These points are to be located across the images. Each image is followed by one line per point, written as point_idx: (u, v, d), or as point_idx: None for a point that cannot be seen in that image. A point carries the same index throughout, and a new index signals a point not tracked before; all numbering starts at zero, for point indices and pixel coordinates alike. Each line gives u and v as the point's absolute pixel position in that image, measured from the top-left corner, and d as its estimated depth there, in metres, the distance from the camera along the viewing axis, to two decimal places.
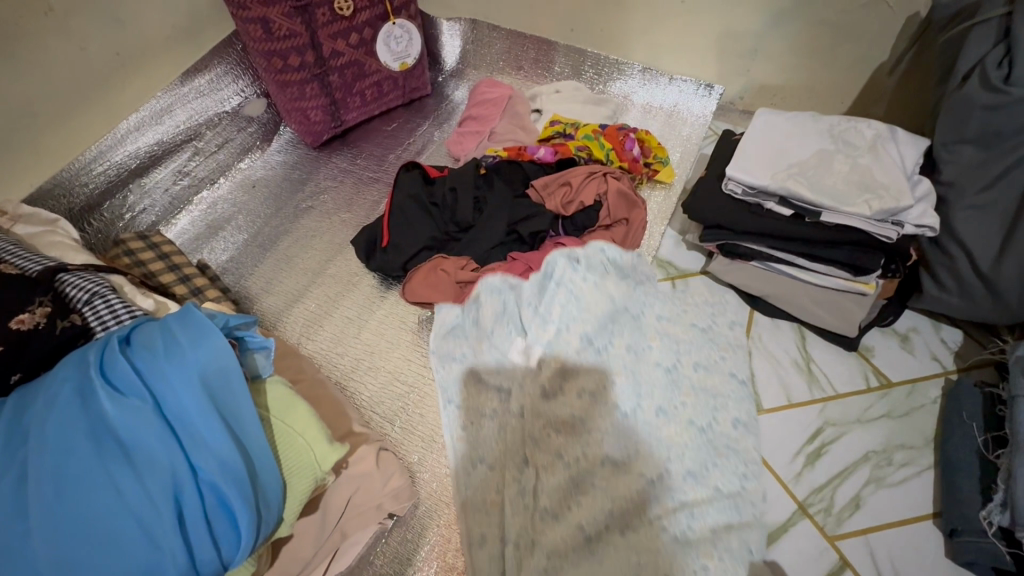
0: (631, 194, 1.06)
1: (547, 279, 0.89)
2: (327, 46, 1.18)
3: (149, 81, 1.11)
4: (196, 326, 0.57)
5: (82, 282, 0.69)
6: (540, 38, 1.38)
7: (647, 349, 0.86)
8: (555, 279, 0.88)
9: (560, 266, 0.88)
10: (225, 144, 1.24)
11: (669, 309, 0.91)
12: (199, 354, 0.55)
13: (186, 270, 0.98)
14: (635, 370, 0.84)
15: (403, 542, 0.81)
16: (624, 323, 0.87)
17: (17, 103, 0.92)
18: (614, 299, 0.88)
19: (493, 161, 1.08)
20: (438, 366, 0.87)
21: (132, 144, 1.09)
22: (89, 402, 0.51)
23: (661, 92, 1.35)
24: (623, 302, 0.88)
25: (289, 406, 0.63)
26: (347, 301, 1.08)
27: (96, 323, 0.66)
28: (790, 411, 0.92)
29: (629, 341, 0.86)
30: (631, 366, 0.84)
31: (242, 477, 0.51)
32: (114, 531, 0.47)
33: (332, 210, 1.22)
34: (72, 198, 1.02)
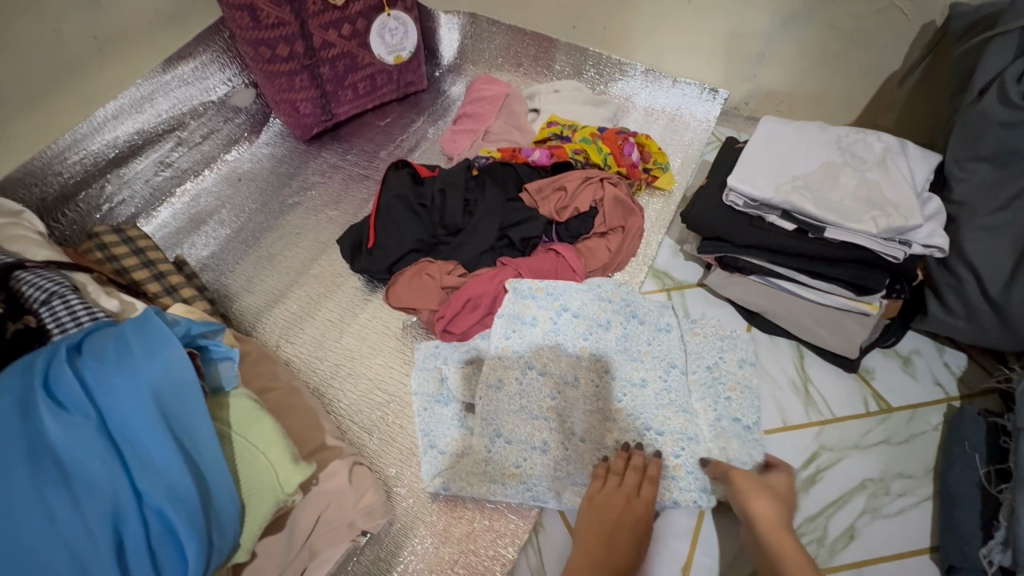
0: (628, 201, 1.02)
1: (534, 321, 0.89)
2: (317, 35, 1.13)
3: (129, 67, 1.06)
4: (149, 335, 0.53)
5: (40, 280, 0.66)
6: (540, 34, 1.33)
7: (640, 388, 0.86)
8: (540, 323, 0.89)
9: (526, 306, 0.90)
10: (210, 134, 1.19)
11: (648, 342, 0.90)
12: (150, 367, 0.51)
13: (162, 267, 0.94)
14: (628, 407, 0.85)
15: (376, 560, 0.78)
16: (615, 357, 0.88)
17: None
18: (588, 342, 0.89)
19: (486, 161, 1.04)
20: (422, 409, 0.87)
21: (110, 133, 1.04)
22: (28, 418, 0.48)
23: (664, 94, 1.31)
24: (597, 345, 0.89)
25: (252, 421, 0.59)
26: (330, 303, 1.04)
27: (51, 325, 0.63)
28: (785, 433, 0.88)
29: (626, 380, 0.87)
30: (625, 403, 0.85)
31: (193, 495, 0.48)
32: (48, 560, 0.44)
33: (319, 206, 1.19)
34: (45, 187, 0.98)
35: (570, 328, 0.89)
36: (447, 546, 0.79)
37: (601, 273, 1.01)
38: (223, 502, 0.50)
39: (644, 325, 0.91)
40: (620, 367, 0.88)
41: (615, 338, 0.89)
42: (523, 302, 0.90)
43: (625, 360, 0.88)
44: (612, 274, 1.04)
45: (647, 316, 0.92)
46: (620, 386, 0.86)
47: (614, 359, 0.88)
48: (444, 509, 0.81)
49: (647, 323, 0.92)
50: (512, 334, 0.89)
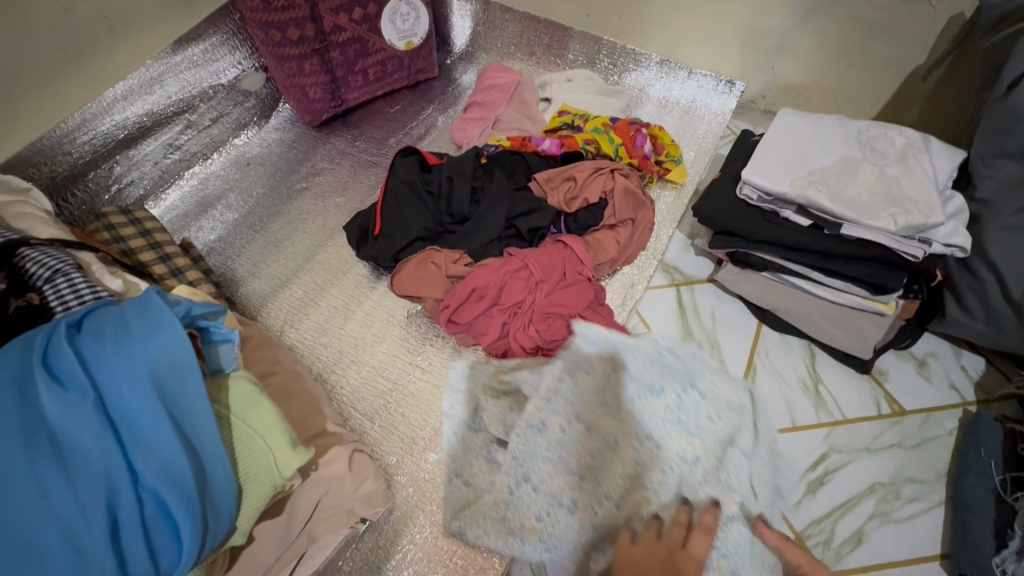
0: (639, 193, 1.00)
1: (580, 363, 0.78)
2: (327, 19, 1.12)
3: (140, 48, 1.06)
4: (149, 316, 0.53)
5: (44, 258, 0.66)
6: (554, 22, 1.31)
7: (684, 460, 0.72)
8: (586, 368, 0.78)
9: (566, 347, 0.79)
10: (219, 118, 1.19)
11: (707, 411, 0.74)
12: (150, 347, 0.51)
13: (168, 249, 0.94)
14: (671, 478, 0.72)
15: (374, 548, 0.77)
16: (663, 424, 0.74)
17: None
18: (636, 397, 0.75)
19: (494, 150, 1.02)
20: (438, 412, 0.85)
21: (120, 114, 1.04)
22: (26, 395, 0.47)
23: (679, 86, 1.28)
24: (647, 402, 0.75)
25: (251, 405, 0.58)
26: (335, 290, 1.03)
27: (54, 302, 0.62)
28: (794, 434, 0.87)
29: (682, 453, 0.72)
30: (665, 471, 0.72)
31: (189, 479, 0.47)
32: (42, 538, 0.43)
33: (327, 192, 1.18)
34: (55, 166, 0.98)
35: (620, 377, 0.77)
36: (446, 536, 0.78)
37: (610, 266, 0.99)
38: (219, 489, 0.50)
39: (710, 392, 0.75)
40: (671, 431, 0.74)
41: (673, 398, 0.75)
42: (574, 340, 0.79)
43: (677, 426, 0.74)
44: (621, 268, 1.02)
45: (717, 381, 0.76)
46: (665, 461, 0.72)
47: (665, 421, 0.74)
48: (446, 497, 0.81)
49: (709, 387, 0.75)
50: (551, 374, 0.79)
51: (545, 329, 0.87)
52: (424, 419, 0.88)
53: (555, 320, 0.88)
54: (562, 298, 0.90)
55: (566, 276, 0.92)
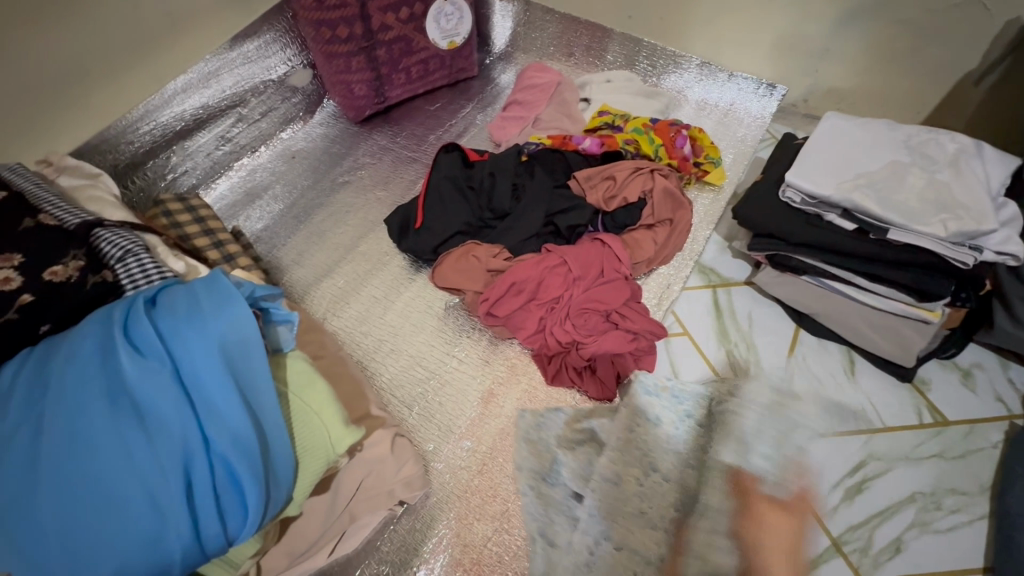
0: (678, 194, 1.01)
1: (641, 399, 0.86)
2: (376, 18, 1.15)
3: (200, 44, 1.11)
4: (219, 294, 0.56)
5: (116, 238, 0.69)
6: (594, 24, 1.32)
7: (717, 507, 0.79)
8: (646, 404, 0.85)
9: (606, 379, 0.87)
10: (268, 113, 1.23)
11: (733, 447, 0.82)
12: (221, 323, 0.54)
13: (221, 235, 0.98)
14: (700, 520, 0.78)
15: (412, 531, 0.79)
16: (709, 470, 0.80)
17: (69, 56, 0.93)
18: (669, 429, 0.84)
19: (535, 148, 1.04)
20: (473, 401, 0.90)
21: (178, 107, 1.09)
22: (110, 362, 0.51)
23: (718, 89, 1.28)
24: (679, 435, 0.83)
25: (306, 384, 0.61)
26: (376, 280, 1.06)
27: (125, 280, 0.65)
28: (830, 440, 0.86)
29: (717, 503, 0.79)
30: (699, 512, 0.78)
31: (254, 449, 0.50)
32: (120, 496, 0.46)
33: (368, 186, 1.21)
34: (118, 155, 1.03)
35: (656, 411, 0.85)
36: (481, 523, 0.80)
37: (646, 266, 1.00)
38: (280, 458, 0.53)
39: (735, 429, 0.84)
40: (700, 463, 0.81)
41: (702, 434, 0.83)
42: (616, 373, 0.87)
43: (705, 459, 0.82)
44: (657, 268, 1.02)
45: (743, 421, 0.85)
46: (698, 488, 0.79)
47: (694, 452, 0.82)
48: (481, 485, 0.83)
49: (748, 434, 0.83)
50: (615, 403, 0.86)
51: (582, 325, 0.90)
52: (460, 408, 0.90)
53: (592, 317, 0.90)
54: (600, 295, 0.91)
55: (603, 274, 0.93)
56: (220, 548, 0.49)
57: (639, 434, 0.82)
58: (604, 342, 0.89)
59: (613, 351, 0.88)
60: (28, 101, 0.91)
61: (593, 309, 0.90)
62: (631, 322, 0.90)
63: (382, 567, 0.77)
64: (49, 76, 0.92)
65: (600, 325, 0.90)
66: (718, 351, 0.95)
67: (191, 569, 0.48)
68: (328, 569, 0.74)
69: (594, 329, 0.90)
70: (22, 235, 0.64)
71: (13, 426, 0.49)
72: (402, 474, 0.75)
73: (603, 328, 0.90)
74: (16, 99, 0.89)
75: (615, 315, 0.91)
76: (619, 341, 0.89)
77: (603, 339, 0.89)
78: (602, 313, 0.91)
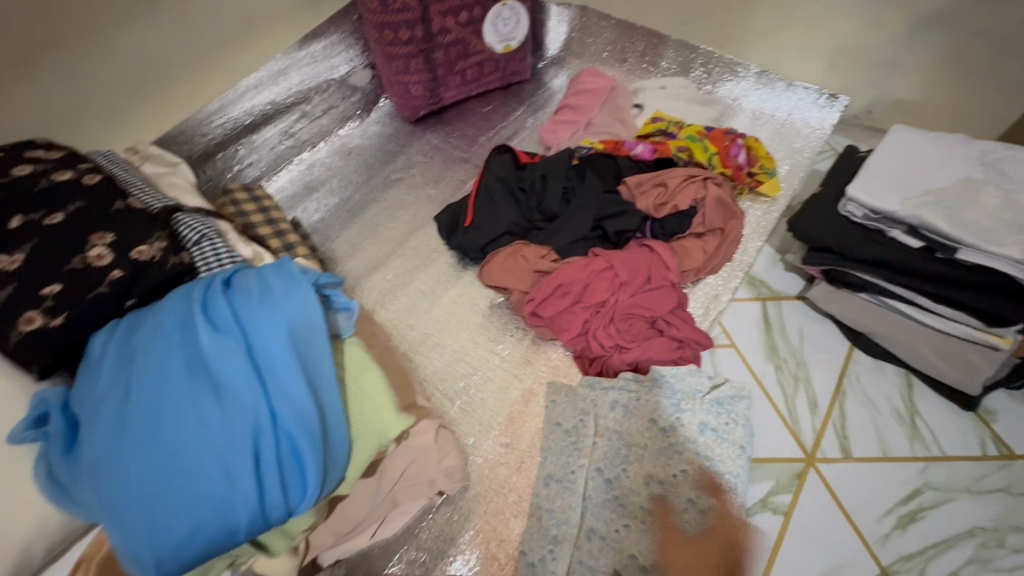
0: (731, 204, 0.99)
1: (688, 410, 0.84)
2: (437, 22, 1.18)
3: (273, 43, 1.17)
4: (288, 279, 0.59)
5: (194, 224, 0.75)
6: (650, 30, 1.32)
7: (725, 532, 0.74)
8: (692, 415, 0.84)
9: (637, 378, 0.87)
10: (329, 110, 1.28)
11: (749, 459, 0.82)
12: (290, 305, 0.57)
13: (282, 225, 1.03)
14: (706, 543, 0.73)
15: (450, 521, 0.81)
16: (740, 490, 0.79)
17: (157, 52, 1.01)
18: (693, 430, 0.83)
19: (587, 152, 1.04)
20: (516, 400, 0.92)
21: (249, 102, 1.15)
22: (190, 336, 0.55)
23: (775, 99, 1.25)
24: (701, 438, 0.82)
25: (362, 370, 0.63)
26: (424, 275, 1.09)
27: (199, 264, 0.71)
28: (883, 465, 0.83)
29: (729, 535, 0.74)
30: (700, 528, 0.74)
31: (315, 425, 0.53)
32: (194, 460, 0.50)
33: (419, 184, 1.25)
34: (193, 145, 1.10)
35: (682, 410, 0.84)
36: (517, 519, 0.81)
37: (694, 275, 0.98)
38: (337, 437, 0.56)
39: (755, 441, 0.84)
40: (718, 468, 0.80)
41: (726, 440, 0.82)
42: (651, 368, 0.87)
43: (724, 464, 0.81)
44: (705, 278, 1.01)
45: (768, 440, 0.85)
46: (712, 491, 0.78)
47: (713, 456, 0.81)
48: (519, 482, 0.84)
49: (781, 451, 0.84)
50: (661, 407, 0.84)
51: (627, 330, 0.90)
52: (501, 405, 0.92)
53: (637, 322, 0.90)
54: (646, 302, 0.91)
55: (651, 281, 0.93)
56: (280, 517, 0.52)
57: (682, 443, 0.81)
58: (648, 348, 0.89)
59: (656, 358, 0.89)
60: (118, 92, 0.98)
61: (638, 315, 0.91)
62: (675, 330, 0.90)
63: (420, 554, 0.79)
64: (140, 70, 1.00)
65: (644, 331, 0.90)
66: (766, 365, 0.93)
67: (253, 536, 0.51)
68: (369, 551, 0.77)
69: (638, 334, 0.90)
70: (110, 215, 0.68)
71: (103, 389, 0.53)
72: (446, 465, 0.77)
73: (646, 334, 0.90)
74: (109, 89, 0.97)
75: (660, 322, 0.91)
76: (662, 347, 0.89)
77: (646, 344, 0.89)
78: (647, 319, 0.91)
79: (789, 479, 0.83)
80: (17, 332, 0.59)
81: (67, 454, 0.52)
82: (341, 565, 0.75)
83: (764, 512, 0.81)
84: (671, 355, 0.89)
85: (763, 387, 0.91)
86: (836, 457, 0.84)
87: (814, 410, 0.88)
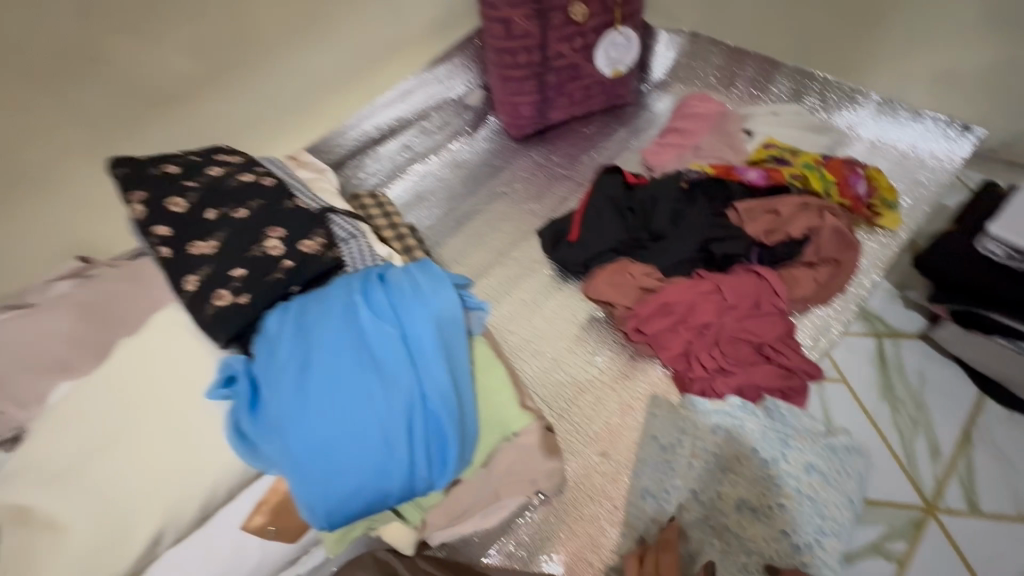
0: (848, 234, 0.97)
1: (794, 446, 0.84)
2: (554, 47, 1.26)
3: (405, 66, 1.28)
4: (436, 277, 0.67)
5: (343, 225, 0.85)
6: (764, 56, 1.31)
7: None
8: (798, 453, 0.83)
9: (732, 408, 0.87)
10: (444, 126, 1.38)
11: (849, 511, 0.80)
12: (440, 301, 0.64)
13: (402, 229, 1.13)
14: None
15: (546, 521, 0.85)
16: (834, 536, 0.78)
17: (314, 74, 1.14)
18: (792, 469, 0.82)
19: (697, 176, 1.05)
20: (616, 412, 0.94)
21: (379, 117, 1.27)
22: (354, 319, 0.63)
23: (897, 129, 1.21)
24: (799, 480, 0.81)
25: (490, 366, 0.70)
26: (525, 285, 1.14)
27: (349, 260, 0.81)
28: (1013, 523, 0.79)
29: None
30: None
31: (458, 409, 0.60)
32: (360, 427, 0.58)
33: (523, 199, 1.31)
34: (330, 155, 1.23)
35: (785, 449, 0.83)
36: (613, 529, 0.84)
37: (803, 305, 0.97)
38: (471, 421, 0.63)
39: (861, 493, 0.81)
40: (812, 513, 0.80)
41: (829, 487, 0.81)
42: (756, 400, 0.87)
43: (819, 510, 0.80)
44: (815, 308, 0.98)
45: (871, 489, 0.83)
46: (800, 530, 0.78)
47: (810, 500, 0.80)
48: (615, 494, 0.86)
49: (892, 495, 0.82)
50: (764, 440, 0.84)
51: (732, 353, 0.90)
52: (598, 415, 0.94)
53: (743, 346, 0.90)
54: (753, 326, 0.91)
55: (758, 306, 0.93)
56: (423, 486, 0.61)
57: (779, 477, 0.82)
58: (753, 372, 0.89)
59: (762, 384, 0.88)
60: (282, 108, 1.12)
61: (745, 339, 0.90)
62: (782, 357, 0.90)
63: (517, 548, 0.83)
64: (298, 88, 1.13)
65: (750, 356, 0.90)
66: (881, 404, 0.89)
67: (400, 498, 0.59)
68: (470, 538, 0.82)
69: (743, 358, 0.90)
70: (281, 213, 0.79)
71: (282, 357, 0.61)
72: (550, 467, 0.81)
73: (752, 359, 0.90)
74: (275, 105, 1.11)
75: (767, 348, 0.90)
76: (768, 372, 0.89)
77: (751, 369, 0.89)
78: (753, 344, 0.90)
79: (905, 526, 0.80)
80: (210, 306, 0.70)
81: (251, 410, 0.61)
82: (445, 547, 0.81)
83: (876, 556, 0.78)
84: (776, 381, 0.89)
85: (877, 427, 0.88)
86: (960, 509, 0.81)
87: (935, 456, 0.85)
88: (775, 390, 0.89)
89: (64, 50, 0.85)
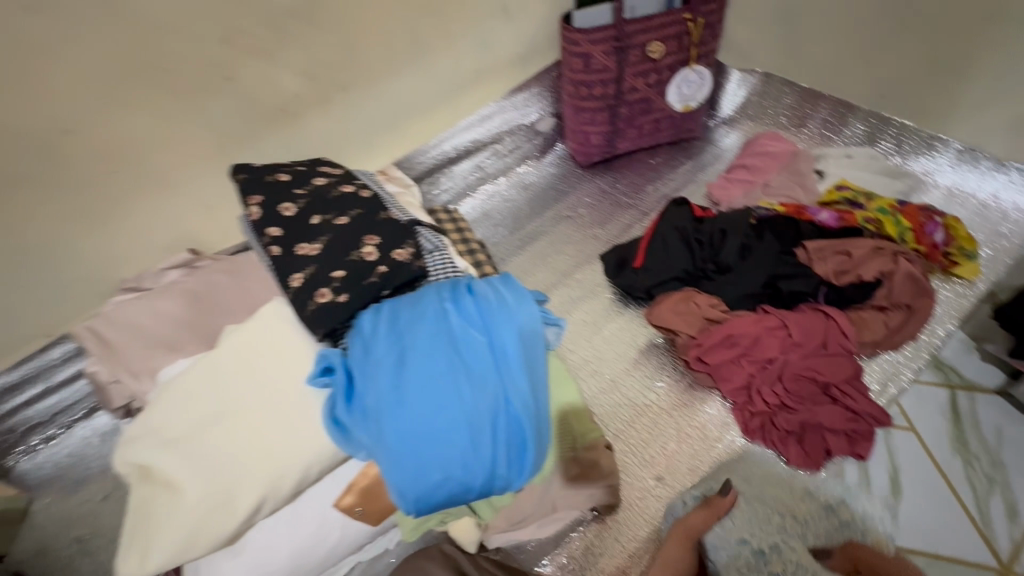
0: (923, 281, 0.96)
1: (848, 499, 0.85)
2: (629, 81, 1.31)
3: (486, 93, 1.36)
4: (520, 290, 0.72)
5: (428, 237, 0.92)
6: (841, 100, 1.30)
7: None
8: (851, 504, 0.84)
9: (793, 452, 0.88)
10: (515, 150, 1.46)
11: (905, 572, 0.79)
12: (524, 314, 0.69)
13: (474, 244, 1.19)
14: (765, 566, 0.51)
15: (599, 537, 0.87)
16: None
17: (406, 97, 1.23)
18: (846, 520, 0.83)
19: (767, 213, 1.07)
20: (672, 438, 0.96)
21: (459, 139, 1.36)
22: (446, 323, 0.68)
23: (975, 177, 1.20)
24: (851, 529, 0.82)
25: (562, 382, 0.76)
26: (586, 306, 1.18)
27: (433, 271, 0.88)
28: None
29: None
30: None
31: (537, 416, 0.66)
32: (451, 425, 0.63)
33: (587, 223, 1.36)
34: (412, 171, 1.32)
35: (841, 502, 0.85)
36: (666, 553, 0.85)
37: (871, 348, 0.96)
38: (545, 427, 0.69)
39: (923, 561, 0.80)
40: None
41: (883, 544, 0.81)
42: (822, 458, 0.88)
43: None
44: (884, 354, 0.97)
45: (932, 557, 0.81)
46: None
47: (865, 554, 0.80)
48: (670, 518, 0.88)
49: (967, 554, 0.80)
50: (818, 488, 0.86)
51: (796, 390, 0.90)
52: (654, 439, 0.96)
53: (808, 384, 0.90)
54: (818, 365, 0.91)
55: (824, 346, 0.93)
56: (500, 486, 0.67)
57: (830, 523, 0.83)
58: (817, 410, 0.89)
59: (827, 425, 0.87)
60: (374, 125, 1.21)
61: (809, 378, 0.91)
62: (848, 398, 0.89)
63: (570, 561, 0.85)
64: (392, 110, 1.22)
65: (814, 394, 0.90)
66: (953, 457, 0.87)
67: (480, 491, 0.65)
68: (525, 545, 0.85)
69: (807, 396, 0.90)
70: (377, 223, 0.87)
71: (381, 353, 0.67)
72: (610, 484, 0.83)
73: (817, 398, 0.90)
74: (368, 122, 1.20)
75: (832, 388, 0.90)
76: (834, 413, 0.88)
77: (815, 409, 0.89)
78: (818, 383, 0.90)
79: None
80: (313, 303, 0.78)
81: (350, 400, 0.67)
82: (501, 551, 0.84)
83: None
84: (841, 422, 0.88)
85: (948, 481, 0.85)
86: None
87: (1012, 517, 0.82)
88: (840, 431, 0.87)
89: (200, 68, 0.95)
